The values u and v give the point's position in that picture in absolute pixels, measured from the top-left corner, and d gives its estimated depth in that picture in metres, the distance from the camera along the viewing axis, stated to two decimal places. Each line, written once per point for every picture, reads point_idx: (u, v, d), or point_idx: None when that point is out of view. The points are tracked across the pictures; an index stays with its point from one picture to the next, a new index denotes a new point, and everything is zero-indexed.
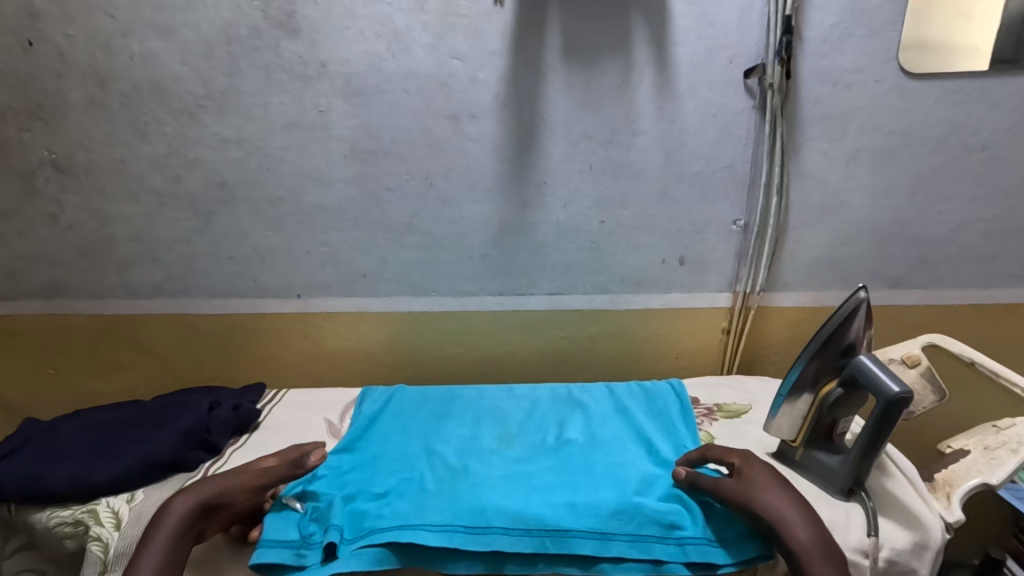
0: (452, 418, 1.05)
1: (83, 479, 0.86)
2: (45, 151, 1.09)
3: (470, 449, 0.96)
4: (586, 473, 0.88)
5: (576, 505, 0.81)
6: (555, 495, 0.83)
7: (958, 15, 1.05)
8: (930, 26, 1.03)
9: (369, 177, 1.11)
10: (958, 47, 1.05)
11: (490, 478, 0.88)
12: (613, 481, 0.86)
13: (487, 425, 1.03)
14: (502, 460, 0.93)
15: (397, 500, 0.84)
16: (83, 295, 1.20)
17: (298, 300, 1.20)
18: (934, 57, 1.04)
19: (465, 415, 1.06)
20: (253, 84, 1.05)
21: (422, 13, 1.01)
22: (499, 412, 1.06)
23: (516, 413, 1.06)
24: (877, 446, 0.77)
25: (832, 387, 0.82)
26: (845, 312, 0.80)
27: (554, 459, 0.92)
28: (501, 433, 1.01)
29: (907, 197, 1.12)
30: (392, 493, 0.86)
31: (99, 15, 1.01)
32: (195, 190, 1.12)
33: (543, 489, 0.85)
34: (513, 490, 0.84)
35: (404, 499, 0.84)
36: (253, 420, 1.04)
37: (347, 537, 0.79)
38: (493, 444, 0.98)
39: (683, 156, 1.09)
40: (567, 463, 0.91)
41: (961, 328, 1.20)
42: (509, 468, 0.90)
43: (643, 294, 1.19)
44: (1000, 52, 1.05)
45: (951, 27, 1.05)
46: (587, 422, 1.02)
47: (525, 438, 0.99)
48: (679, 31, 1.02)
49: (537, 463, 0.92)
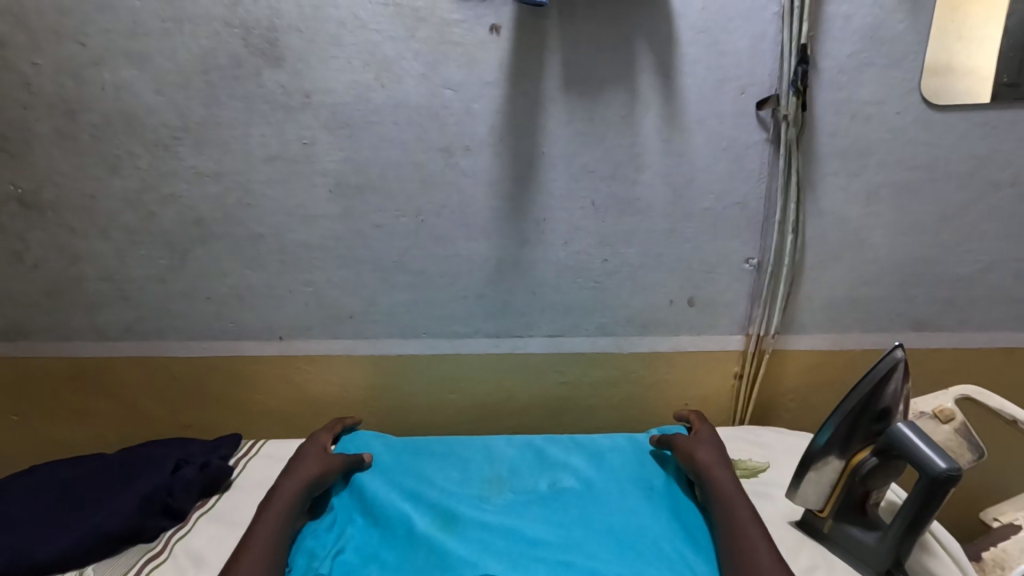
0: (441, 457, 1.02)
1: (27, 557, 0.76)
2: (10, 185, 1.02)
3: (461, 495, 0.93)
4: (582, 527, 0.85)
5: (575, 566, 0.78)
6: (551, 552, 0.80)
7: (989, 33, 0.99)
8: (955, 51, 0.97)
9: (355, 214, 1.04)
10: (985, 71, 0.99)
11: (484, 529, 0.85)
12: (615, 539, 0.83)
13: (478, 466, 0.99)
14: (495, 509, 0.90)
15: (388, 555, 0.82)
16: (48, 337, 1.12)
17: (280, 343, 1.12)
18: (961, 85, 0.98)
19: (455, 456, 1.02)
20: (233, 116, 0.99)
21: (412, 40, 0.95)
22: (489, 448, 1.03)
23: (508, 450, 1.03)
24: (921, 526, 0.68)
25: (865, 455, 0.74)
26: (881, 371, 0.71)
27: (546, 508, 0.90)
28: (493, 475, 0.97)
29: (932, 235, 1.05)
30: (383, 550, 0.83)
31: (68, 42, 0.95)
32: (170, 227, 1.05)
33: (539, 542, 0.82)
34: (506, 549, 0.81)
35: (394, 556, 0.82)
36: (225, 478, 0.94)
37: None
38: (483, 489, 0.95)
39: (692, 191, 1.02)
40: (560, 514, 0.88)
41: (991, 375, 1.12)
42: (501, 517, 0.87)
43: (649, 337, 1.11)
44: (1012, 75, 0.98)
45: (955, 52, 0.97)
46: (585, 465, 0.98)
47: (516, 482, 0.96)
48: (687, 60, 0.96)
49: (532, 514, 0.88)
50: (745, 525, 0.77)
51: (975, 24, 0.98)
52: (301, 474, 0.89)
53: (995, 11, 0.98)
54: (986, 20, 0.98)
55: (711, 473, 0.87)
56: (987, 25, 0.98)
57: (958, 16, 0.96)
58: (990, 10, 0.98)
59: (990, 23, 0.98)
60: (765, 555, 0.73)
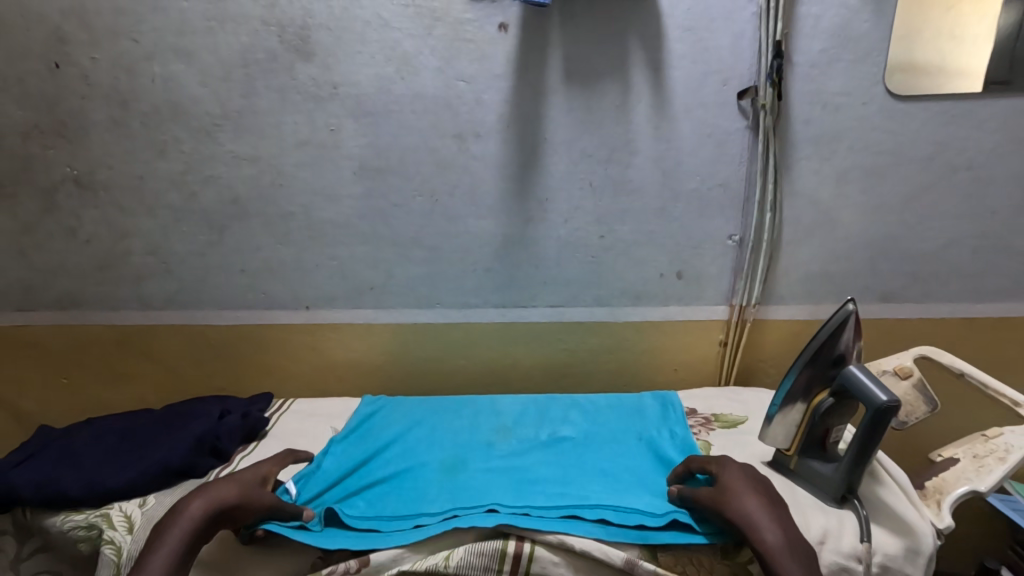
0: (453, 413, 1.13)
1: (98, 485, 0.88)
2: (67, 167, 1.14)
3: (469, 444, 1.04)
4: (579, 468, 0.96)
5: (570, 494, 0.88)
6: (549, 486, 0.90)
7: (986, 30, 1.09)
8: (947, 51, 1.09)
9: (377, 194, 1.15)
10: (985, 64, 1.09)
11: (488, 471, 0.95)
12: (606, 478, 0.93)
13: (485, 419, 1.11)
14: (502, 454, 1.01)
15: (403, 489, 0.92)
16: (98, 307, 1.24)
17: (305, 312, 1.24)
18: (960, 81, 1.09)
19: (464, 411, 1.14)
20: (268, 105, 1.10)
21: (430, 38, 1.07)
22: (496, 406, 1.15)
23: (512, 407, 1.14)
24: (868, 453, 0.80)
25: (824, 397, 0.85)
26: (835, 323, 0.83)
27: (547, 453, 1.00)
28: (498, 427, 1.08)
29: (897, 214, 1.16)
30: (396, 486, 0.92)
31: (123, 39, 1.07)
32: (210, 206, 1.16)
33: (538, 480, 0.92)
34: (509, 484, 0.91)
35: (409, 490, 0.91)
36: (261, 428, 1.06)
37: (353, 516, 0.85)
38: (491, 437, 1.06)
39: (680, 174, 1.14)
40: (560, 458, 0.99)
41: (953, 342, 1.23)
42: (507, 461, 0.98)
43: (642, 307, 1.23)
44: (974, 68, 1.09)
45: (944, 51, 1.09)
46: (581, 420, 1.09)
47: (519, 432, 1.06)
48: (674, 56, 1.07)
49: (534, 456, 0.99)
50: (749, 500, 0.78)
51: (965, 24, 1.09)
52: (209, 495, 0.80)
53: (987, 11, 1.08)
54: (981, 17, 1.09)
55: (758, 532, 0.75)
56: (978, 24, 1.09)
57: (948, 18, 1.08)
58: (985, 8, 1.08)
59: (986, 19, 1.09)
60: (750, 503, 0.78)
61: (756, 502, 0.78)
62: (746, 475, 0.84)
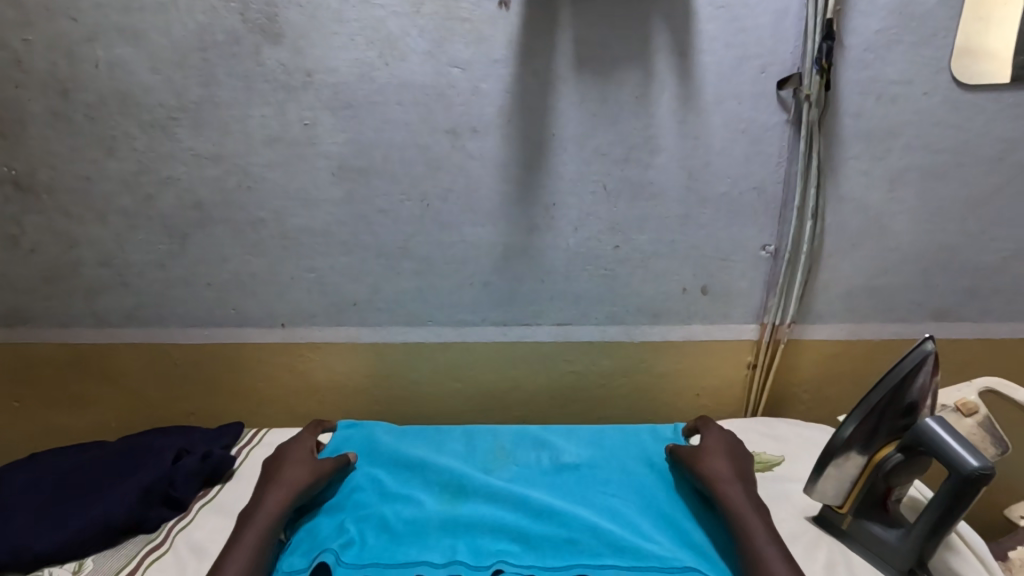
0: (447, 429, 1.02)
1: (24, 548, 0.74)
2: (4, 167, 0.99)
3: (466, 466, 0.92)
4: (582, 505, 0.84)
5: (580, 543, 0.77)
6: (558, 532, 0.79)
7: None
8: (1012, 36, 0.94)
9: (359, 199, 1.01)
10: None
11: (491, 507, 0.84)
12: (614, 519, 0.81)
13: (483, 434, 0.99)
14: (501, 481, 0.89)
15: (398, 527, 0.80)
16: (47, 323, 1.10)
17: (281, 330, 1.10)
18: (1003, 66, 0.94)
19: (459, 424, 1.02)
20: (231, 96, 0.95)
21: (418, 17, 0.91)
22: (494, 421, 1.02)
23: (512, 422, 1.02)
24: (947, 525, 0.66)
25: (890, 451, 0.71)
26: (908, 366, 0.69)
27: (550, 482, 0.89)
28: (499, 444, 0.97)
29: (958, 221, 1.01)
30: (390, 522, 0.81)
31: (60, 18, 0.91)
32: (167, 212, 1.02)
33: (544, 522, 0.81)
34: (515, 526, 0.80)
35: (403, 529, 0.80)
36: (226, 468, 0.92)
37: (345, 561, 0.74)
38: (489, 460, 0.94)
39: (708, 176, 0.99)
40: (565, 489, 0.88)
41: (1015, 366, 1.09)
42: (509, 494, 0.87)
43: (660, 326, 1.08)
44: None
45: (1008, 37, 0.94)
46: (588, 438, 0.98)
47: (521, 455, 0.95)
48: (705, 38, 0.92)
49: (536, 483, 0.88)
50: (713, 459, 0.84)
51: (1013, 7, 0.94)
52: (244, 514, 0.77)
53: None
54: None
55: (722, 486, 0.79)
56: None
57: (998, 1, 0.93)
58: None
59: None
60: (718, 463, 0.84)
61: (722, 457, 0.85)
62: (725, 435, 0.90)
